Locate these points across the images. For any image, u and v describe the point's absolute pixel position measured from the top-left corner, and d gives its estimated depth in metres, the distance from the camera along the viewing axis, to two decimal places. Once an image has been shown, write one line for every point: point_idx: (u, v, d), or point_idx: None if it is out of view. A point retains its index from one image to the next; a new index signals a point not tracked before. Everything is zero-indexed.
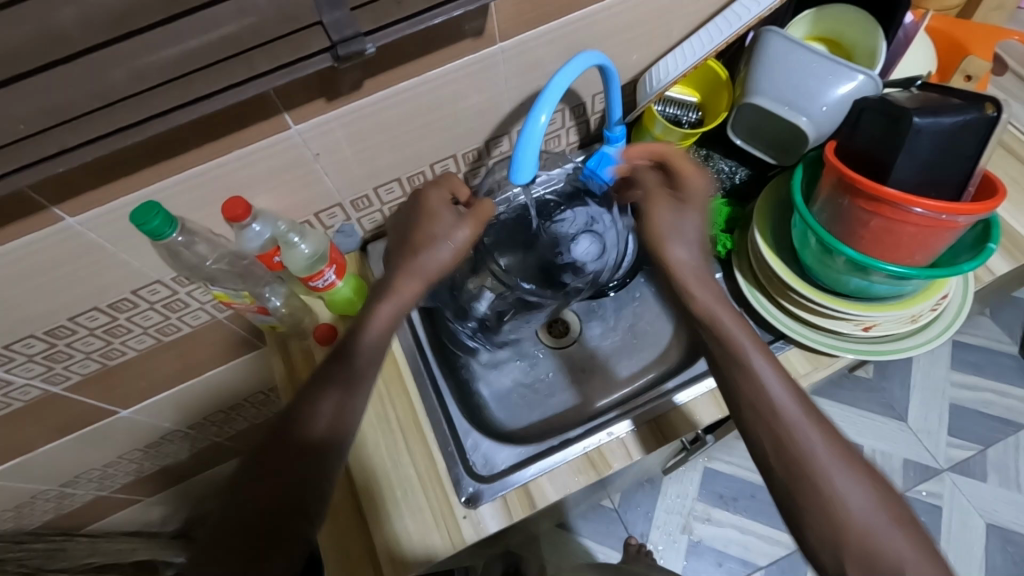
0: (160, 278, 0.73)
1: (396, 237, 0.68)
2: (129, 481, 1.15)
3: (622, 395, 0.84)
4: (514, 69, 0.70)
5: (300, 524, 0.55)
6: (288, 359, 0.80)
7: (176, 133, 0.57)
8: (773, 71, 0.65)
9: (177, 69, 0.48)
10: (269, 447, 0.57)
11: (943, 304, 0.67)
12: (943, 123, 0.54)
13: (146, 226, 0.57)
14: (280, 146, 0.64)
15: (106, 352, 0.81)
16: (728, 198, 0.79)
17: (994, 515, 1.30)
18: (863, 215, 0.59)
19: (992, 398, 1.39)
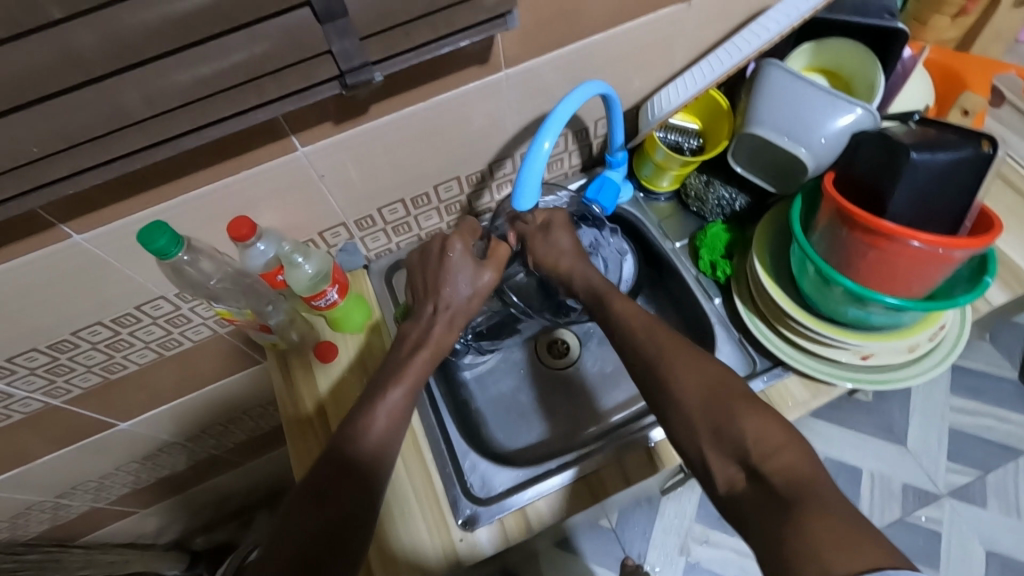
0: (163, 294, 0.74)
1: (418, 272, 0.75)
2: (126, 492, 1.15)
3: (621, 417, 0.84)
4: (518, 95, 0.71)
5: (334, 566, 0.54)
6: (288, 375, 0.80)
7: (185, 155, 0.58)
8: (773, 102, 0.66)
9: (188, 95, 0.49)
10: (305, 481, 0.58)
11: (940, 334, 0.68)
12: (938, 159, 0.55)
13: (153, 246, 0.57)
14: (286, 168, 0.65)
15: (108, 365, 0.81)
16: (728, 223, 0.80)
17: (994, 542, 1.29)
18: (861, 247, 0.59)
19: (992, 423, 1.39)
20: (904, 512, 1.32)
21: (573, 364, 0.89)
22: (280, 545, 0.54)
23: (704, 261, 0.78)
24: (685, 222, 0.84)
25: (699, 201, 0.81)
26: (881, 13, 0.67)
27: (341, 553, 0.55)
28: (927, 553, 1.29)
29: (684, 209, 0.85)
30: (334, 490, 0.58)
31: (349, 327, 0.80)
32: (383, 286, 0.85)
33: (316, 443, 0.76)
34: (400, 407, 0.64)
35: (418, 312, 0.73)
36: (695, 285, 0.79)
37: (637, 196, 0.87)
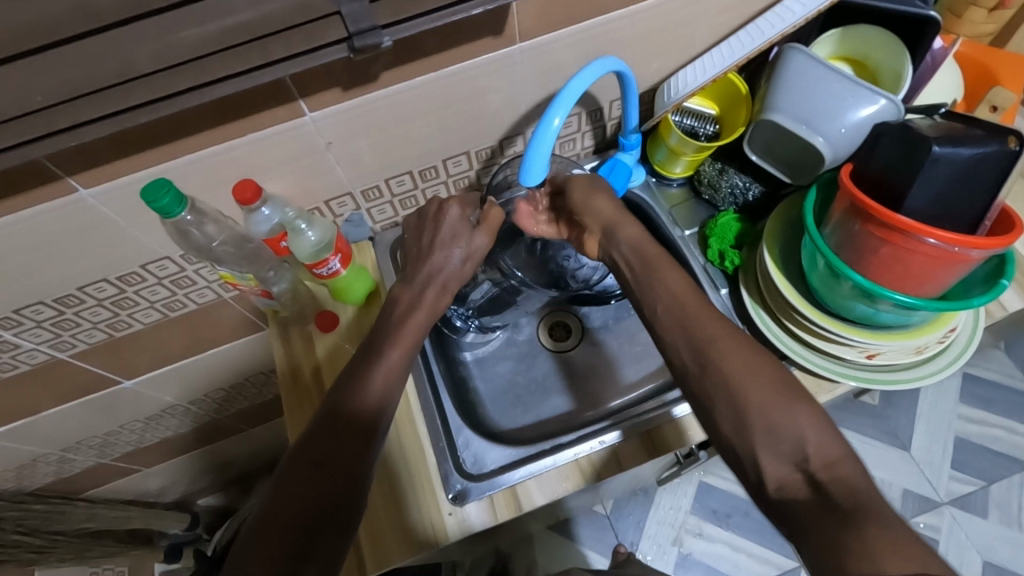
0: (169, 254, 0.74)
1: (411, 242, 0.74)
2: (130, 450, 1.17)
3: (618, 404, 0.83)
4: (532, 71, 0.70)
5: (331, 539, 0.55)
6: (288, 342, 0.81)
7: (192, 114, 0.57)
8: (793, 89, 0.64)
9: (194, 51, 0.49)
10: (307, 448, 0.59)
11: (951, 336, 0.66)
12: (961, 154, 0.53)
13: (156, 204, 0.57)
14: (293, 133, 0.64)
15: (113, 323, 0.82)
16: (739, 213, 0.78)
17: (992, 552, 1.27)
18: (874, 242, 0.58)
19: (999, 434, 1.36)
20: (902, 518, 1.31)
21: (574, 349, 0.88)
22: (279, 509, 0.55)
23: (713, 251, 0.77)
24: (696, 210, 0.83)
25: (711, 188, 0.80)
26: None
27: (338, 522, 0.56)
28: None
29: (696, 196, 0.83)
30: (333, 460, 0.58)
31: (351, 298, 0.80)
32: (386, 258, 0.85)
33: (310, 405, 0.77)
34: (393, 377, 0.65)
35: (411, 278, 0.72)
36: (702, 274, 0.78)
37: (648, 181, 0.85)
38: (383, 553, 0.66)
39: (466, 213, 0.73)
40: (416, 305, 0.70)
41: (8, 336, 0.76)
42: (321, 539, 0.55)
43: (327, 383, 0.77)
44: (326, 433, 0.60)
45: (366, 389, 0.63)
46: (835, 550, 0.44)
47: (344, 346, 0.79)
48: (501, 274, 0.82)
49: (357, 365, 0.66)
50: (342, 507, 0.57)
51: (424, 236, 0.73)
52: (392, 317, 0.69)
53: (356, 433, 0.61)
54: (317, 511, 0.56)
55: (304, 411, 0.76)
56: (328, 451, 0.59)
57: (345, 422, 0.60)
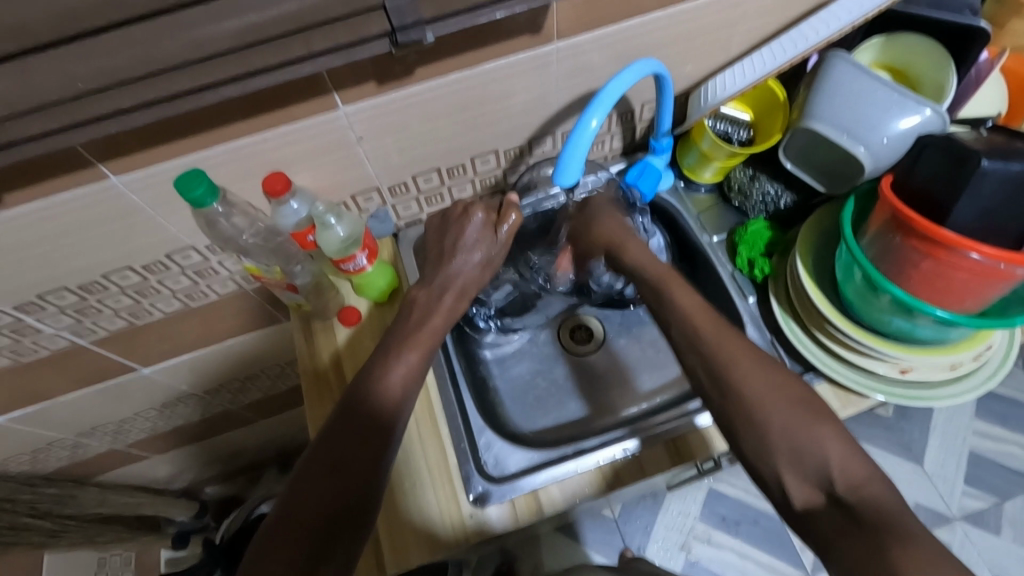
0: (194, 244, 0.74)
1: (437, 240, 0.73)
2: (142, 437, 1.17)
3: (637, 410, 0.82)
4: (567, 71, 0.69)
5: (347, 543, 0.55)
6: (310, 336, 0.80)
7: (227, 104, 0.57)
8: (835, 97, 0.63)
9: (235, 42, 0.48)
10: (325, 449, 0.58)
11: (986, 354, 0.65)
12: (1012, 169, 0.51)
13: (190, 194, 0.57)
14: (326, 126, 0.64)
15: (135, 311, 0.82)
16: (769, 220, 0.77)
17: (1003, 570, 1.26)
18: (915, 256, 0.57)
19: (1014, 450, 1.35)
20: None
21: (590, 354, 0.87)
22: (297, 509, 0.55)
23: (742, 258, 0.75)
24: (725, 216, 0.81)
25: (742, 195, 0.79)
26: (960, 9, 0.63)
27: (354, 525, 0.56)
28: None
29: (725, 202, 0.82)
30: (355, 460, 0.58)
31: (373, 294, 0.80)
32: (408, 255, 0.84)
33: (331, 399, 0.76)
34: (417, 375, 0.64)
35: (437, 276, 0.72)
36: (730, 281, 0.77)
37: (676, 185, 0.84)
38: (402, 552, 0.66)
39: (489, 218, 0.73)
40: (442, 304, 0.69)
41: (30, 321, 0.76)
42: (338, 542, 0.55)
43: (348, 377, 0.77)
44: (351, 429, 0.59)
45: (394, 388, 0.63)
46: (875, 568, 0.43)
47: (366, 342, 0.79)
48: (522, 276, 0.85)
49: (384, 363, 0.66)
50: (360, 510, 0.57)
51: (446, 237, 0.73)
52: (418, 315, 0.69)
53: (381, 433, 0.60)
54: (336, 511, 0.56)
55: (324, 406, 0.76)
56: (350, 451, 0.58)
57: (373, 421, 0.60)
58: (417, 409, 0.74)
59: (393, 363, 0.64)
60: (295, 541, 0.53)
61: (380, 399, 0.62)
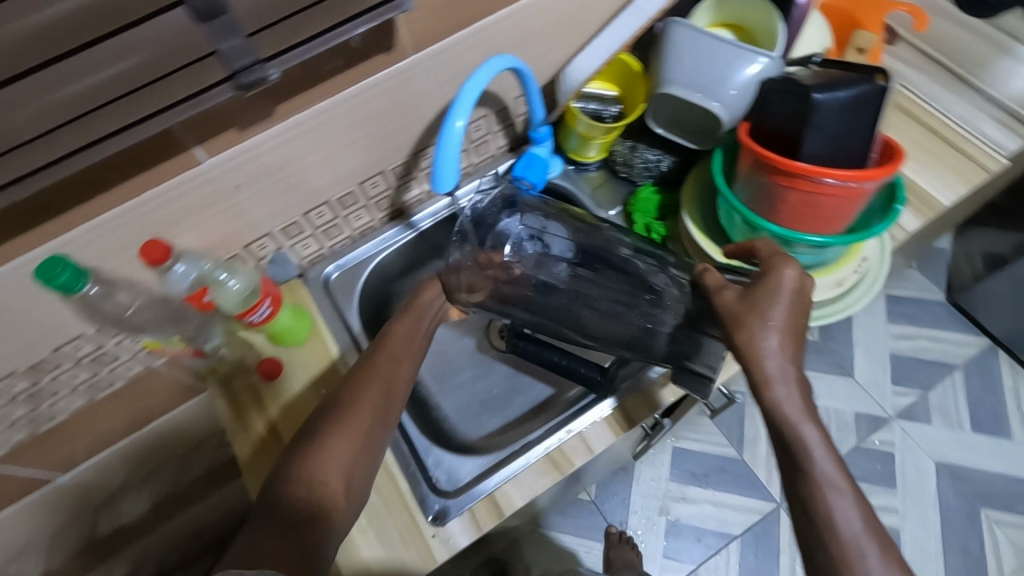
0: (82, 332, 0.69)
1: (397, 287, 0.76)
2: (81, 548, 1.08)
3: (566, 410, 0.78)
4: (430, 80, 0.70)
5: (321, 529, 0.53)
6: (230, 395, 0.76)
7: (76, 181, 0.53)
8: (681, 61, 0.67)
9: (64, 114, 0.45)
10: (306, 432, 0.60)
11: (864, 265, 0.71)
12: (839, 97, 0.56)
13: (53, 282, 0.53)
14: (196, 183, 0.61)
15: (34, 417, 0.76)
16: (658, 186, 0.81)
17: (942, 454, 1.38)
18: (781, 192, 0.61)
19: (927, 344, 1.48)
20: (860, 440, 1.40)
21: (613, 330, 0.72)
22: (282, 489, 0.55)
23: (639, 225, 0.80)
24: (616, 189, 0.85)
25: (627, 166, 0.82)
26: None
27: (321, 529, 0.53)
28: (885, 475, 1.37)
29: (614, 176, 0.86)
30: (326, 447, 0.58)
31: (293, 341, 0.78)
32: (346, 335, 0.80)
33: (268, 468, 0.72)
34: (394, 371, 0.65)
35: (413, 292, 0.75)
36: None
37: (566, 170, 0.86)
38: None
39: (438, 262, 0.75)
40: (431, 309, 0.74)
41: None
42: (306, 533, 0.52)
43: (288, 438, 0.73)
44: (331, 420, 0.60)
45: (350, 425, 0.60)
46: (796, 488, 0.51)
47: (291, 387, 0.76)
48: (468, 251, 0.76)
49: (366, 378, 0.64)
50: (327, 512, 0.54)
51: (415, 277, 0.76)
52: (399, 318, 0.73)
53: (348, 465, 0.58)
54: (319, 485, 0.55)
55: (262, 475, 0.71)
56: (321, 443, 0.58)
57: (359, 415, 0.61)
58: None
59: (382, 357, 0.66)
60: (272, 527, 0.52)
61: (390, 376, 0.64)
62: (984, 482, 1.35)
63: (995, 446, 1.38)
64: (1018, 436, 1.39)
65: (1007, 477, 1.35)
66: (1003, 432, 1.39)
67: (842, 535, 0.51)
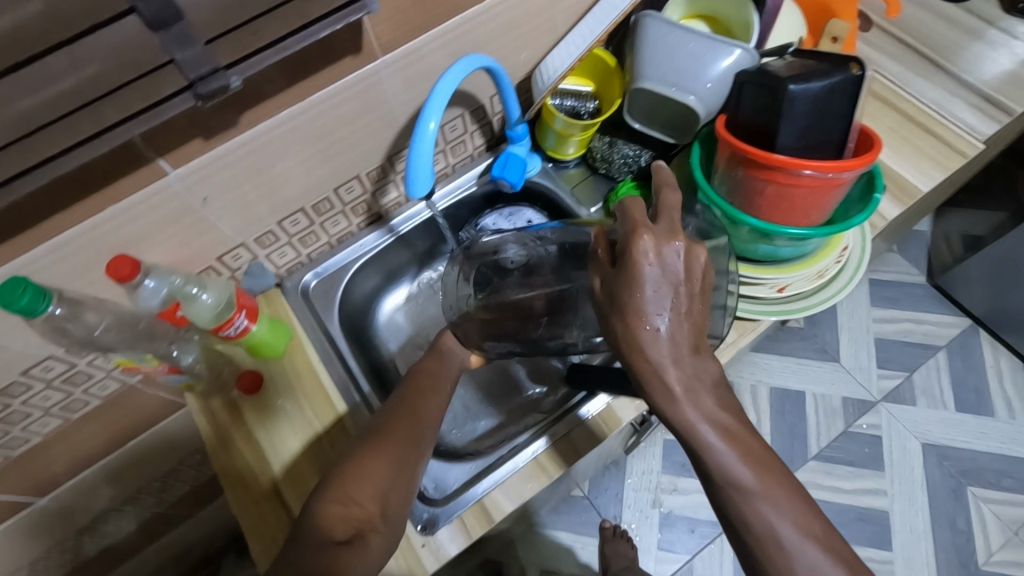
0: (52, 353, 0.67)
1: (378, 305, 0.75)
2: (67, 570, 1.06)
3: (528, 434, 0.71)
4: (400, 83, 0.68)
5: (359, 550, 0.53)
6: (212, 413, 0.75)
7: (32, 200, 0.51)
8: (654, 55, 0.66)
9: (12, 133, 0.43)
10: (348, 454, 0.60)
11: (845, 254, 0.71)
12: (814, 88, 0.56)
13: (14, 305, 0.51)
14: (160, 196, 0.59)
15: (7, 442, 0.73)
16: (636, 179, 0.80)
17: (928, 435, 1.39)
18: (759, 185, 0.61)
19: (910, 327, 1.50)
20: (847, 424, 1.41)
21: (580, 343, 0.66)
22: (323, 508, 0.55)
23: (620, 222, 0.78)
24: (596, 186, 0.84)
25: (606, 162, 0.82)
26: None
27: (362, 550, 0.53)
28: (872, 458, 1.38)
29: (594, 173, 0.85)
30: (366, 468, 0.58)
31: (272, 353, 0.75)
32: (341, 369, 0.77)
33: (279, 538, 0.68)
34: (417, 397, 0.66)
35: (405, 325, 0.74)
36: None
37: (545, 167, 0.86)
38: None
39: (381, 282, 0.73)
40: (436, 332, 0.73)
41: None
42: (344, 551, 0.52)
43: (296, 505, 0.69)
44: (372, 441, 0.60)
45: (388, 444, 0.61)
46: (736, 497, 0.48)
47: (272, 401, 0.74)
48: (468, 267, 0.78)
49: (401, 400, 0.65)
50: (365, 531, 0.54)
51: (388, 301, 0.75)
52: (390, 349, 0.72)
53: (388, 488, 0.58)
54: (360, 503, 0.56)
55: (272, 545, 0.67)
56: (360, 464, 0.58)
57: (399, 436, 0.61)
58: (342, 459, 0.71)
59: (420, 383, 0.67)
60: (313, 546, 0.52)
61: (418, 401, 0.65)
62: (969, 460, 1.36)
63: (978, 425, 1.40)
64: (1001, 413, 1.41)
65: (992, 454, 1.37)
66: (986, 410, 1.41)
67: (779, 538, 0.47)
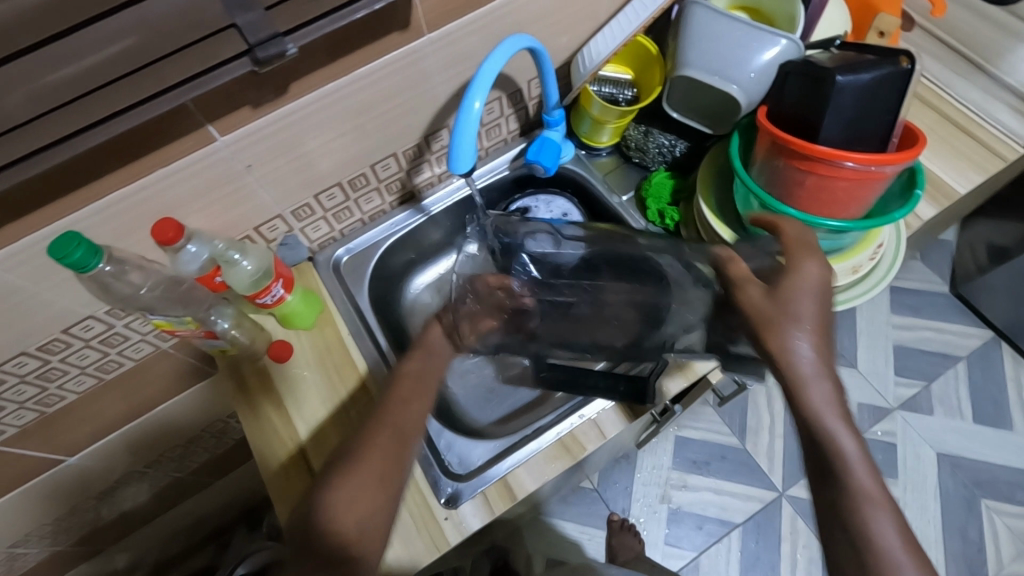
0: (92, 313, 0.68)
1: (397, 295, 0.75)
2: (87, 531, 1.08)
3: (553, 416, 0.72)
4: (443, 61, 0.69)
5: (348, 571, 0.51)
6: (241, 382, 0.76)
7: (86, 158, 0.52)
8: (700, 42, 0.66)
9: (77, 89, 0.44)
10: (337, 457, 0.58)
11: (880, 251, 0.71)
12: (862, 80, 0.56)
13: (67, 259, 0.52)
14: (206, 161, 0.60)
15: (43, 398, 0.75)
16: (670, 170, 0.81)
17: (943, 444, 1.38)
18: (799, 176, 0.61)
19: (930, 335, 1.48)
20: (862, 430, 1.40)
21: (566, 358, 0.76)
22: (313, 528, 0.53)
23: (652, 211, 0.79)
24: (627, 175, 0.85)
25: (640, 151, 0.82)
26: None
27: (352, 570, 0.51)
28: (886, 465, 1.37)
29: (626, 161, 0.85)
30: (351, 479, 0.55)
31: (303, 324, 0.77)
32: (370, 344, 0.78)
33: (299, 491, 0.69)
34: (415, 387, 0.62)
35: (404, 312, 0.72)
36: None
37: (578, 154, 0.86)
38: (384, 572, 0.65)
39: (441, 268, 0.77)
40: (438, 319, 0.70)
41: None
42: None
43: (317, 463, 0.70)
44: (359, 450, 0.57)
45: (373, 461, 0.56)
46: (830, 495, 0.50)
47: (301, 372, 0.76)
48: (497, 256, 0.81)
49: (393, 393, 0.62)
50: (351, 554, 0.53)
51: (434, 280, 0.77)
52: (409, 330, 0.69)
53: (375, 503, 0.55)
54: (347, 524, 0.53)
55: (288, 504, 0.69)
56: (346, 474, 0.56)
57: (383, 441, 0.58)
58: None
59: (411, 379, 0.63)
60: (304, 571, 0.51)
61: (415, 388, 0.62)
62: (985, 471, 1.35)
63: (995, 437, 1.39)
64: (1019, 427, 1.40)
65: (1007, 467, 1.36)
66: (1004, 422, 1.40)
67: None
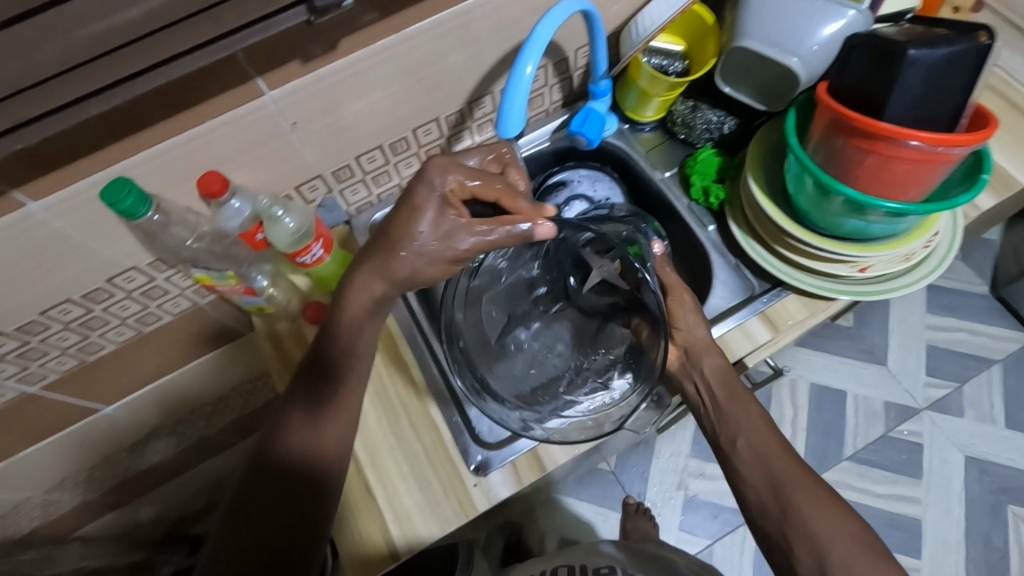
0: (135, 264, 0.69)
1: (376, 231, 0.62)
2: (118, 481, 1.11)
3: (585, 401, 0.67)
4: (493, 23, 0.67)
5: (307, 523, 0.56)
6: (276, 339, 0.77)
7: (137, 106, 0.52)
8: (761, 10, 0.64)
9: (135, 31, 0.44)
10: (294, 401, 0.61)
11: (935, 240, 0.68)
12: (936, 54, 0.53)
13: (119, 205, 0.53)
14: (254, 116, 0.60)
15: (84, 347, 0.77)
16: (717, 147, 0.79)
17: (972, 448, 1.35)
18: (858, 154, 0.59)
19: (966, 336, 1.44)
20: (887, 428, 1.38)
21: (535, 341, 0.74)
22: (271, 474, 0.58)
23: (697, 188, 0.77)
24: (673, 151, 0.83)
25: (686, 127, 0.80)
26: None
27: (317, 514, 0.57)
28: (910, 465, 1.35)
29: (671, 138, 0.83)
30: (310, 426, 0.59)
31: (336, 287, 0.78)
32: (405, 311, 0.77)
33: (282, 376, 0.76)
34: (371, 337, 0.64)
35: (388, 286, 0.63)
36: (687, 214, 0.79)
37: (621, 128, 0.84)
38: (413, 535, 0.66)
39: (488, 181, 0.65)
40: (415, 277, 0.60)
41: None
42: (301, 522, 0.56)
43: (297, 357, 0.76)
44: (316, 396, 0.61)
45: (300, 443, 0.59)
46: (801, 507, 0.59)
47: None
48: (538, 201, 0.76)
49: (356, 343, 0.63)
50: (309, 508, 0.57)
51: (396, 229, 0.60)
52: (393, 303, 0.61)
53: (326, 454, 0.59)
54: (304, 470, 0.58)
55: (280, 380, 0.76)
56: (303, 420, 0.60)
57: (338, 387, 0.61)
58: (403, 395, 0.73)
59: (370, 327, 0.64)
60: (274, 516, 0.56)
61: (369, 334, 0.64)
62: (1014, 479, 1.32)
63: None
64: None
65: None
66: None
67: None
